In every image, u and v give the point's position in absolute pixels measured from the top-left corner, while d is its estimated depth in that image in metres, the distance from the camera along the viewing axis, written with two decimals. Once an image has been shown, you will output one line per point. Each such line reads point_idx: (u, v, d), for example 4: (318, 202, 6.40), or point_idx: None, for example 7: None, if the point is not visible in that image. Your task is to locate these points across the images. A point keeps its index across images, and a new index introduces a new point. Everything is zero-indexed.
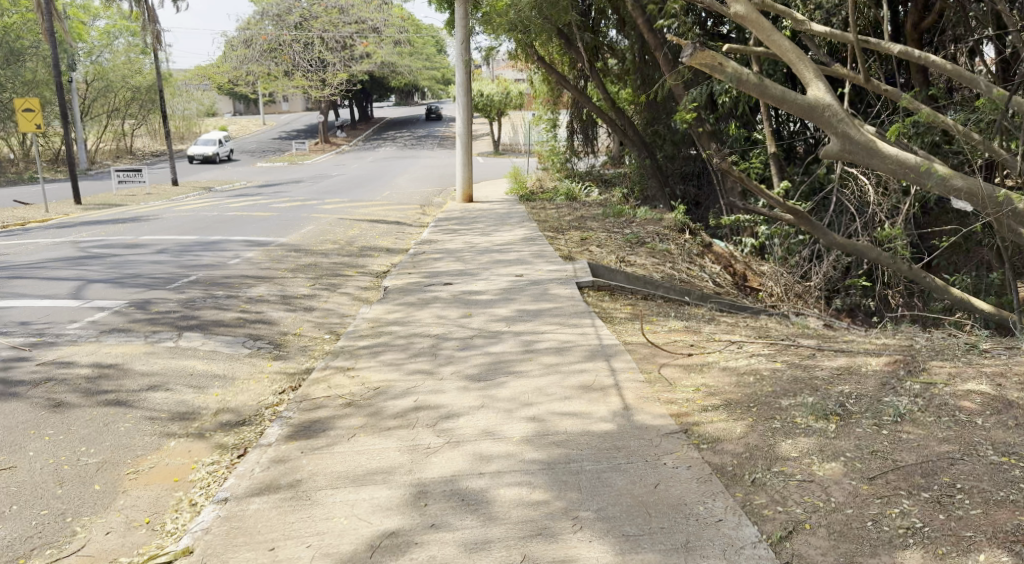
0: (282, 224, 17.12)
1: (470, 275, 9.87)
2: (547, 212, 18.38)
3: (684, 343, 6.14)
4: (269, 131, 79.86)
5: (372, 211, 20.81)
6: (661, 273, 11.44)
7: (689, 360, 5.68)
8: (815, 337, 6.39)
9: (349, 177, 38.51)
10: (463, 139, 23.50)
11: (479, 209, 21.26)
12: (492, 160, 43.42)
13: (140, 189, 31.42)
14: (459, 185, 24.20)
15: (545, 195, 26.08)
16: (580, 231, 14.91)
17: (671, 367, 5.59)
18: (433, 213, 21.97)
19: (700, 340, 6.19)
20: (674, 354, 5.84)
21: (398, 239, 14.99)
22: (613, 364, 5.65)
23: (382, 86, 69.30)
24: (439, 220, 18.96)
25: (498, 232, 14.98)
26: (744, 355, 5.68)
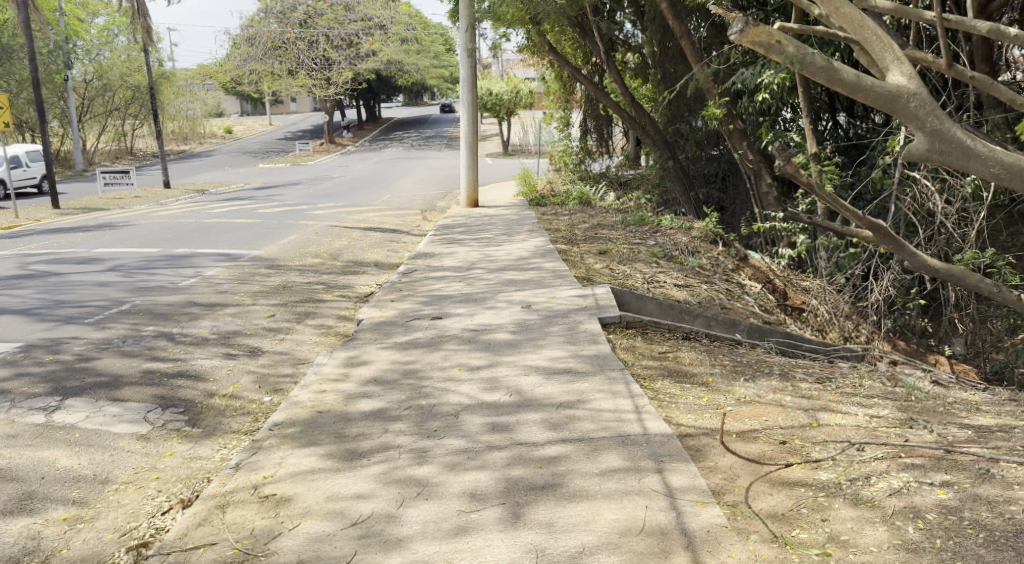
0: (262, 233, 15.35)
1: (467, 299, 8.05)
2: (559, 220, 16.52)
3: (778, 439, 4.23)
4: (275, 132, 78.32)
5: (367, 217, 19.01)
6: (696, 295, 9.60)
7: (802, 482, 3.79)
8: (960, 426, 4.50)
9: (351, 179, 36.78)
10: (468, 140, 21.68)
11: (485, 215, 19.41)
12: (502, 161, 41.63)
13: (128, 193, 29.64)
14: (462, 189, 22.36)
15: (557, 199, 24.21)
16: (597, 243, 13.00)
17: (777, 495, 3.70)
18: (435, 219, 20.16)
19: (801, 434, 4.30)
20: (771, 466, 3.95)
21: (391, 252, 13.18)
22: (672, 488, 3.72)
23: (389, 85, 67.67)
24: (441, 227, 17.10)
25: (504, 242, 13.16)
26: (886, 476, 3.80)
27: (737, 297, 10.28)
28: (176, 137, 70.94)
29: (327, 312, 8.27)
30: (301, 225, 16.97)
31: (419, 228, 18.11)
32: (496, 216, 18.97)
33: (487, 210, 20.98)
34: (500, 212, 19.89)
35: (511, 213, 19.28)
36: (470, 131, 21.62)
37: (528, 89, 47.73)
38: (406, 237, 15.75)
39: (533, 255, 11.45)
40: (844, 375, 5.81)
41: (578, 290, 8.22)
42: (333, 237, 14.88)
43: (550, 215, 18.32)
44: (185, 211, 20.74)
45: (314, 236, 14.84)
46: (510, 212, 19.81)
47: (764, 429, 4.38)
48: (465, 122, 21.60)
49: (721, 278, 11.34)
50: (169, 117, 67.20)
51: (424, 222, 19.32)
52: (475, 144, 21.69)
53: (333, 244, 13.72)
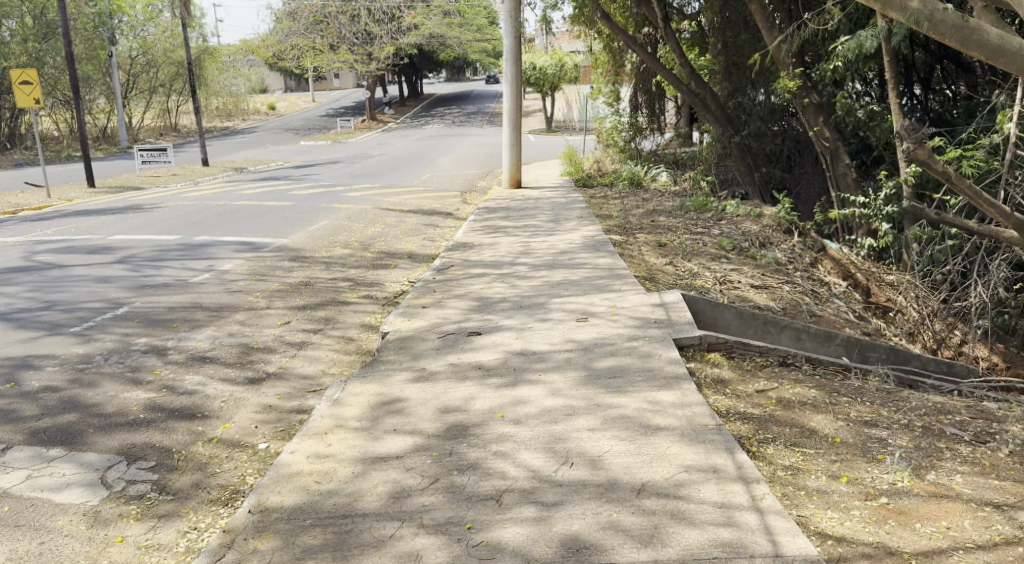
0: (291, 216, 14.30)
1: (510, 306, 6.85)
2: (611, 204, 15.17)
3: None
4: (317, 108, 77.57)
5: (404, 199, 17.89)
6: (777, 298, 8.28)
7: None
8: None
9: (392, 157, 35.81)
10: (511, 117, 20.41)
11: (530, 197, 18.11)
12: (546, 139, 40.16)
13: (165, 170, 28.84)
14: (505, 170, 21.11)
15: (606, 179, 22.78)
16: (656, 233, 11.65)
17: None
18: (476, 201, 18.98)
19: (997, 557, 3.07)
20: None
21: (427, 242, 12.02)
22: None
23: (431, 60, 66.34)
24: (482, 211, 15.91)
25: (551, 231, 11.89)
26: None
27: (824, 298, 8.92)
28: (219, 114, 70.53)
29: (349, 319, 7.13)
30: (334, 208, 15.93)
31: (459, 211, 16.93)
32: (542, 198, 17.67)
33: (532, 192, 19.70)
34: (545, 194, 18.57)
35: (558, 196, 17.96)
36: (514, 107, 20.35)
37: (573, 63, 46.15)
38: (444, 223, 14.57)
39: (585, 247, 10.17)
40: (999, 429, 4.54)
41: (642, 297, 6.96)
42: (365, 222, 13.80)
43: (600, 199, 16.95)
44: (215, 190, 19.81)
45: (345, 222, 13.77)
46: (557, 194, 18.48)
47: (958, 553, 3.11)
48: (509, 97, 20.30)
49: (801, 275, 9.98)
50: (211, 94, 66.72)
51: (465, 205, 18.15)
52: (519, 122, 20.42)
53: (364, 233, 12.59)
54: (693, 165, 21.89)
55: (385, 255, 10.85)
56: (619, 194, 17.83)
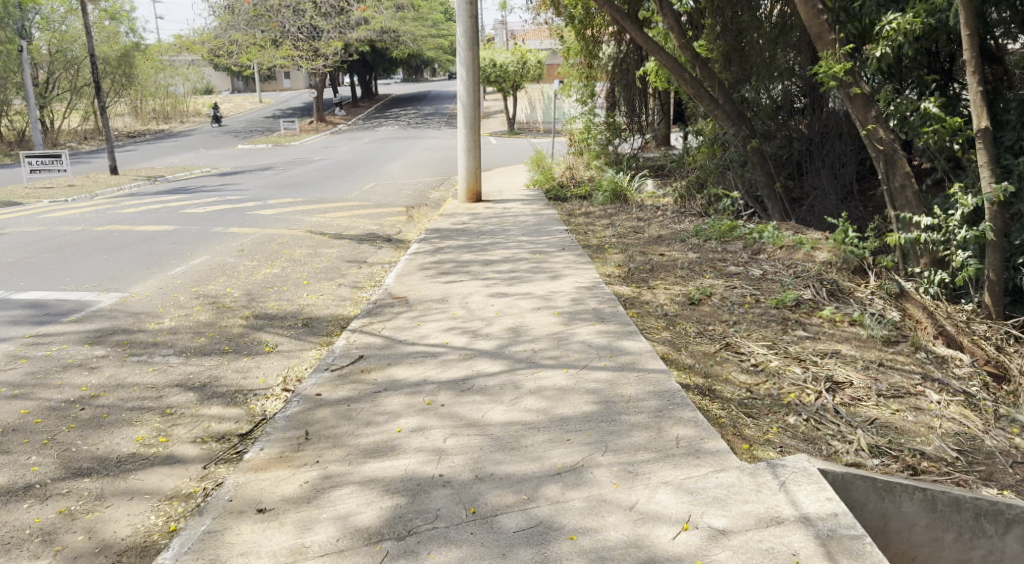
0: (159, 251, 10.34)
1: (439, 533, 3.15)
2: (599, 231, 11.47)
3: None
4: (264, 109, 72.96)
5: (330, 220, 14.02)
6: (930, 425, 4.62)
7: None
8: None
9: (335, 163, 31.73)
10: (465, 114, 16.66)
11: (494, 216, 14.36)
12: (507, 140, 36.40)
13: (61, 183, 24.51)
14: (460, 180, 17.32)
15: (583, 192, 19.14)
16: (676, 280, 7.88)
17: None
18: (422, 219, 15.15)
19: None
20: None
21: (340, 295, 8.15)
22: None
23: (384, 57, 62.15)
24: (428, 236, 12.21)
25: (524, 276, 8.12)
26: None
27: (986, 405, 5.30)
28: (156, 115, 65.65)
29: (89, 554, 3.32)
30: (230, 235, 12.02)
31: (401, 237, 13.14)
32: (506, 217, 13.96)
33: (494, 206, 16.03)
34: (510, 211, 14.87)
35: (526, 214, 14.25)
36: (471, 103, 16.60)
37: (537, 59, 42.44)
38: (374, 256, 10.76)
39: (580, 310, 6.39)
40: None
41: (718, 499, 3.33)
42: (261, 258, 9.96)
43: (582, 219, 13.23)
44: (91, 208, 15.71)
45: (232, 258, 9.88)
46: (526, 210, 14.78)
47: None
48: (465, 92, 16.55)
49: (918, 352, 6.34)
50: (147, 94, 61.78)
51: (412, 225, 14.37)
52: (476, 121, 16.71)
53: (248, 279, 8.73)
54: (684, 173, 18.30)
55: (266, 323, 6.96)
56: (601, 211, 14.06)
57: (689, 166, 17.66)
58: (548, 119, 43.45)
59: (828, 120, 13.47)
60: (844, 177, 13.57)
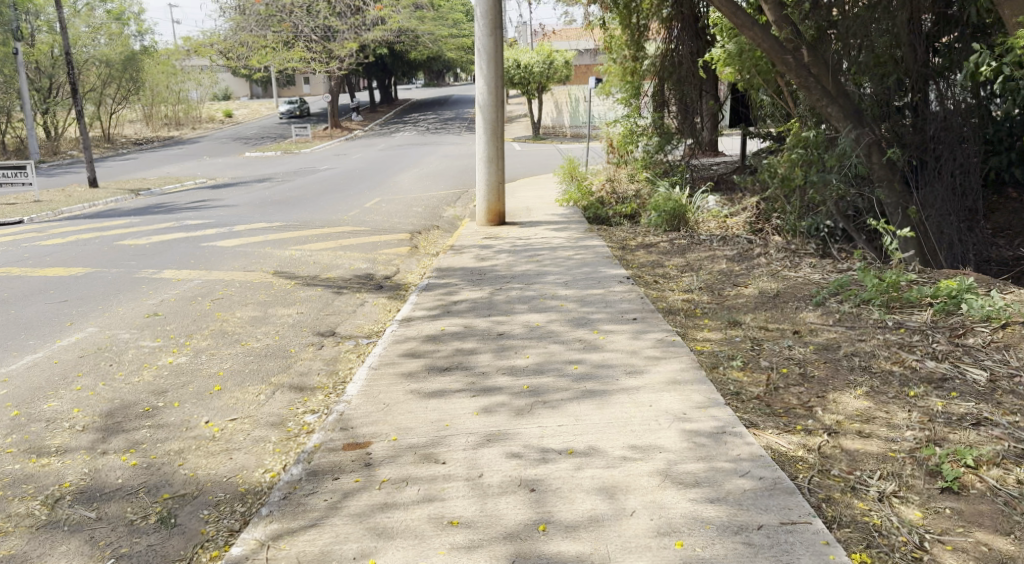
0: (29, 314, 7.02)
1: None
2: (676, 280, 8.01)
3: None
4: (280, 115, 70.34)
5: (306, 256, 10.69)
6: None
7: None
8: None
9: (343, 173, 28.47)
10: (485, 113, 13.34)
11: (522, 248, 10.97)
12: (533, 148, 33.01)
13: (26, 198, 21.43)
14: (478, 198, 13.89)
15: (630, 210, 15.57)
16: (854, 406, 4.33)
17: None
18: (430, 251, 11.80)
19: None
20: None
21: (266, 417, 4.80)
22: None
23: (403, 60, 59.12)
24: (436, 284, 8.88)
25: (580, 384, 4.73)
26: None
27: None
28: (167, 122, 63.10)
29: None
30: (157, 282, 8.70)
31: (398, 281, 9.82)
32: (539, 251, 10.59)
33: (525, 233, 12.68)
34: (545, 241, 11.47)
35: (564, 246, 10.83)
36: (493, 100, 13.28)
37: (564, 60, 38.99)
38: (351, 320, 7.40)
39: (726, 548, 3.01)
40: None
41: None
42: (172, 332, 6.61)
43: (640, 254, 9.82)
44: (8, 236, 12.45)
45: (127, 331, 6.55)
46: (564, 240, 11.39)
47: None
48: (485, 86, 13.25)
49: None
50: (156, 100, 58.96)
51: (417, 262, 11.01)
52: (499, 121, 13.40)
53: (127, 382, 5.37)
54: (759, 189, 14.77)
55: (93, 521, 3.61)
56: (666, 243, 10.49)
57: (766, 181, 14.13)
58: (576, 124, 40.04)
59: (943, 120, 9.74)
60: (961, 189, 10.05)
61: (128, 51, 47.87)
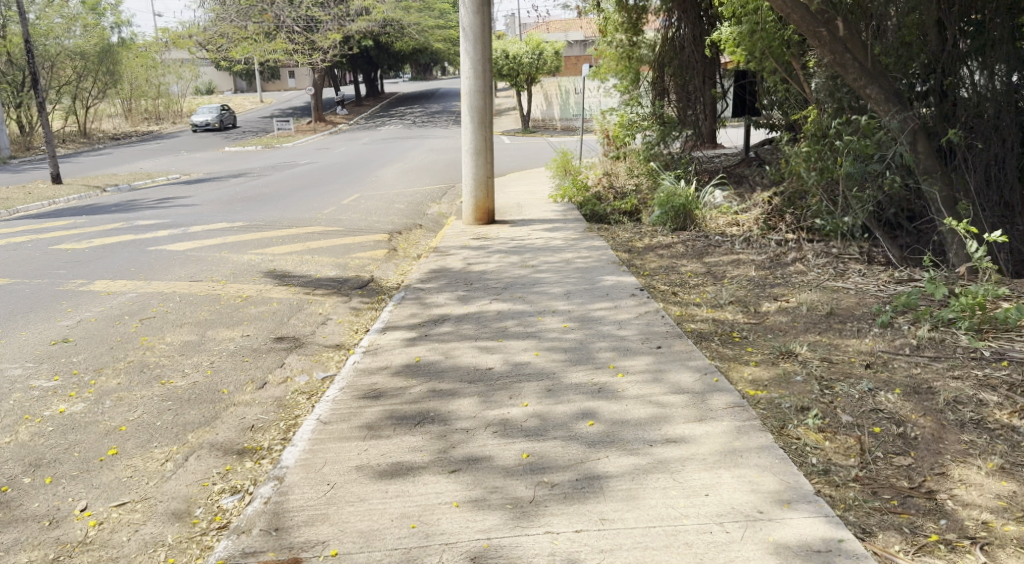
0: None
1: None
2: (702, 291, 6.71)
3: None
4: (263, 109, 68.74)
5: (266, 262, 9.33)
6: None
7: None
8: None
9: (324, 168, 27.05)
10: (472, 100, 12.06)
11: (516, 250, 9.66)
12: (523, 141, 31.75)
13: None
14: (465, 194, 12.56)
15: (630, 206, 14.31)
16: (995, 492, 3.12)
17: None
18: (410, 255, 10.46)
19: None
20: None
21: (168, 503, 3.48)
22: None
23: (388, 52, 57.65)
24: (414, 293, 7.57)
25: (602, 454, 3.44)
26: None
27: None
28: (147, 117, 61.37)
29: None
30: (80, 297, 7.33)
31: (372, 290, 8.50)
32: (534, 254, 9.27)
33: (517, 232, 11.38)
34: (543, 242, 10.16)
35: (563, 248, 9.51)
36: (481, 85, 12.01)
37: (554, 50, 37.69)
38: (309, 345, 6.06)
39: None
40: None
41: None
42: (76, 366, 5.25)
43: (652, 258, 8.52)
44: None
45: (18, 367, 5.19)
46: (562, 241, 10.09)
47: None
48: (472, 69, 11.98)
49: None
50: (135, 93, 57.30)
51: (395, 267, 9.67)
52: (487, 108, 12.13)
53: None
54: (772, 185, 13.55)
55: None
56: (679, 245, 9.19)
57: (781, 175, 12.90)
58: (567, 116, 38.74)
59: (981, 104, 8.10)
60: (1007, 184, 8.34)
61: (103, 43, 46.13)
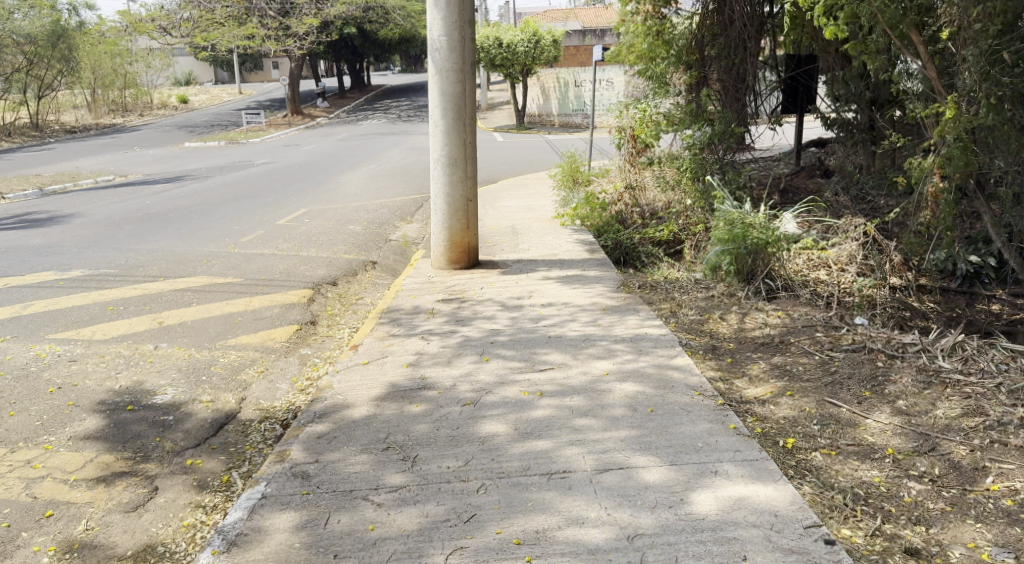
0: None
1: None
2: (987, 557, 2.81)
3: None
4: (240, 102, 64.40)
5: (57, 364, 5.22)
6: None
7: None
8: None
9: (282, 170, 22.80)
10: (444, 82, 8.02)
11: (509, 339, 5.57)
12: (516, 139, 27.58)
13: None
14: (435, 225, 8.43)
15: (668, 235, 10.46)
16: None
17: None
18: (335, 332, 6.36)
19: None
20: None
21: None
22: None
23: (372, 41, 53.30)
24: (288, 477, 3.53)
25: None
26: None
27: None
28: (114, 108, 56.94)
29: None
30: None
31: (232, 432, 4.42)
32: (542, 353, 5.18)
33: (507, 288, 7.33)
34: (553, 319, 6.07)
35: (590, 339, 5.43)
36: (457, 60, 7.97)
37: (552, 38, 33.34)
38: None
39: None
40: None
41: None
42: None
43: (770, 378, 4.49)
44: None
45: None
46: (586, 318, 6.02)
47: None
48: (444, 36, 7.94)
49: None
50: (100, 83, 52.72)
51: (298, 365, 5.56)
52: (467, 96, 8.09)
53: None
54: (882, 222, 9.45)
55: None
56: (804, 340, 5.09)
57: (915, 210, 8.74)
58: (565, 112, 34.60)
59: None
60: None
61: None
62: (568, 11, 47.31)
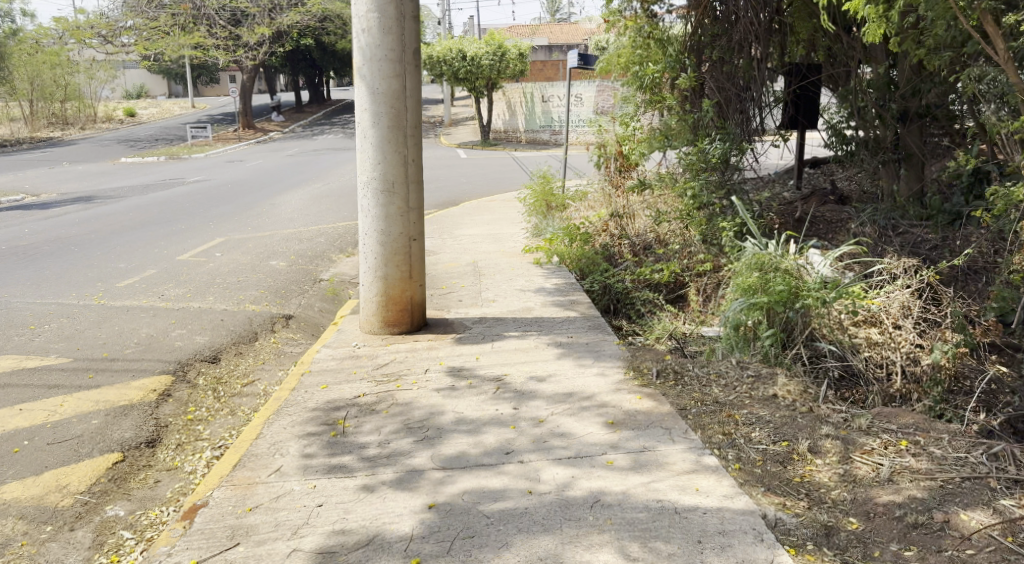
0: None
1: None
2: None
3: None
4: (190, 115, 61.29)
5: None
6: None
7: None
8: None
9: (214, 187, 20.15)
10: (375, 75, 5.68)
11: (465, 496, 3.26)
12: (480, 156, 25.26)
13: None
14: (367, 273, 6.02)
15: (668, 276, 8.19)
16: None
17: None
18: (177, 467, 3.97)
19: None
20: None
21: None
22: None
23: (330, 54, 50.75)
24: None
25: None
26: None
27: None
28: (52, 121, 53.47)
29: None
30: None
31: None
32: (522, 545, 2.87)
33: (464, 370, 5.01)
34: (537, 441, 3.74)
35: (601, 506, 3.11)
36: (394, 45, 5.65)
37: (519, 51, 31.14)
38: None
39: None
40: None
41: None
42: None
43: None
44: None
45: None
46: (589, 440, 3.70)
47: None
48: (374, 9, 5.60)
49: None
50: (36, 94, 49.29)
51: (84, 551, 3.18)
52: (409, 95, 5.78)
53: None
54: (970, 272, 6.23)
55: None
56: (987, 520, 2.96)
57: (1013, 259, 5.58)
58: (532, 128, 32.38)
59: None
60: None
61: None
62: (535, 26, 45.27)
